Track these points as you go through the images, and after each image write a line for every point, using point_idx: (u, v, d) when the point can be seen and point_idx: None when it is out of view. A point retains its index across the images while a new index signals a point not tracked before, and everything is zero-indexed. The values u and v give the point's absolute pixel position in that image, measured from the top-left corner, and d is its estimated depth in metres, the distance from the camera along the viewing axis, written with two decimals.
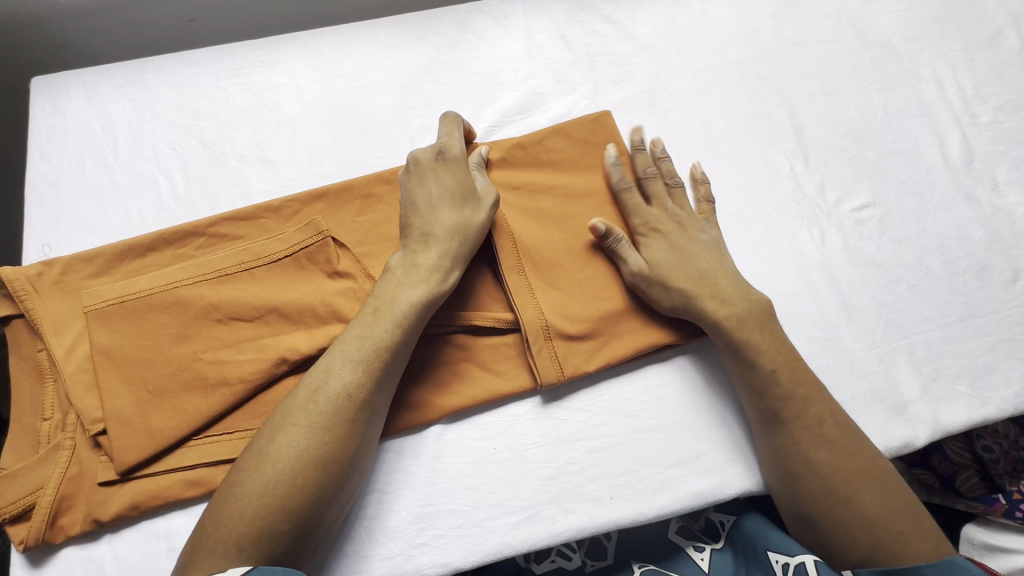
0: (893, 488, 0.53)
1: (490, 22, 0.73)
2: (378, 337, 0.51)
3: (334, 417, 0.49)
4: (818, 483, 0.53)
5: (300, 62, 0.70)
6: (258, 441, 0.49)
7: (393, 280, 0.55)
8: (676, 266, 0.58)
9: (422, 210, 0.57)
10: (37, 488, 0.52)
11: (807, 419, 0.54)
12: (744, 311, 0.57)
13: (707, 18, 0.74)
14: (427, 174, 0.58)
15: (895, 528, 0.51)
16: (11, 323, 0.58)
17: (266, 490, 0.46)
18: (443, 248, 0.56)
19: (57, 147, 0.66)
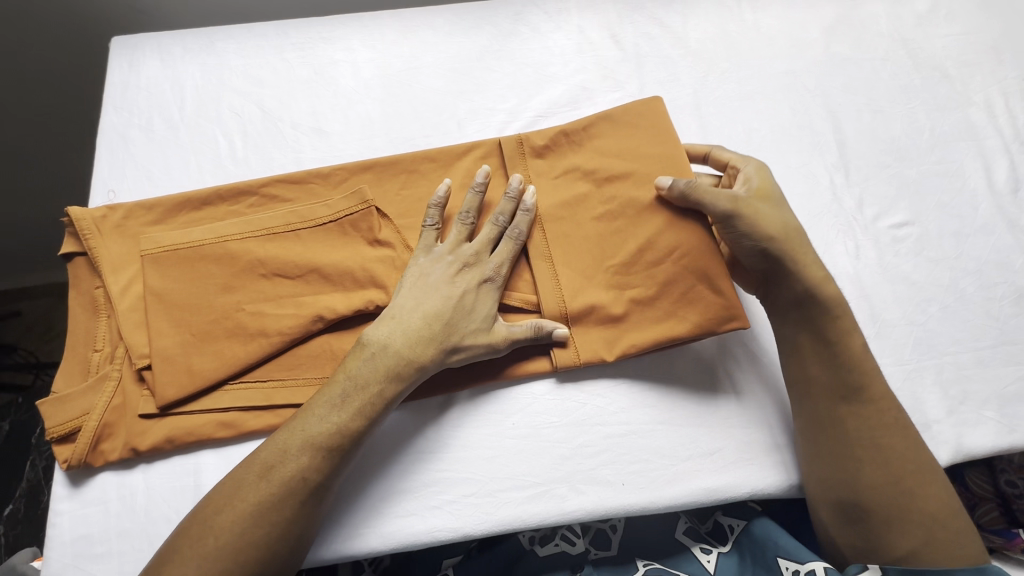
0: (943, 484, 0.53)
1: (544, 16, 0.76)
2: (341, 427, 0.51)
3: (286, 499, 0.48)
4: (882, 467, 0.52)
5: (360, 40, 0.74)
6: (209, 501, 0.48)
7: (372, 365, 0.53)
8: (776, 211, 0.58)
9: (443, 306, 0.56)
10: (84, 413, 0.56)
11: (881, 400, 0.54)
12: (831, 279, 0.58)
13: (758, 28, 0.76)
14: (470, 272, 0.58)
15: (948, 524, 0.51)
16: (74, 259, 0.62)
17: (217, 556, 0.45)
18: (427, 349, 0.55)
19: (130, 102, 0.70)
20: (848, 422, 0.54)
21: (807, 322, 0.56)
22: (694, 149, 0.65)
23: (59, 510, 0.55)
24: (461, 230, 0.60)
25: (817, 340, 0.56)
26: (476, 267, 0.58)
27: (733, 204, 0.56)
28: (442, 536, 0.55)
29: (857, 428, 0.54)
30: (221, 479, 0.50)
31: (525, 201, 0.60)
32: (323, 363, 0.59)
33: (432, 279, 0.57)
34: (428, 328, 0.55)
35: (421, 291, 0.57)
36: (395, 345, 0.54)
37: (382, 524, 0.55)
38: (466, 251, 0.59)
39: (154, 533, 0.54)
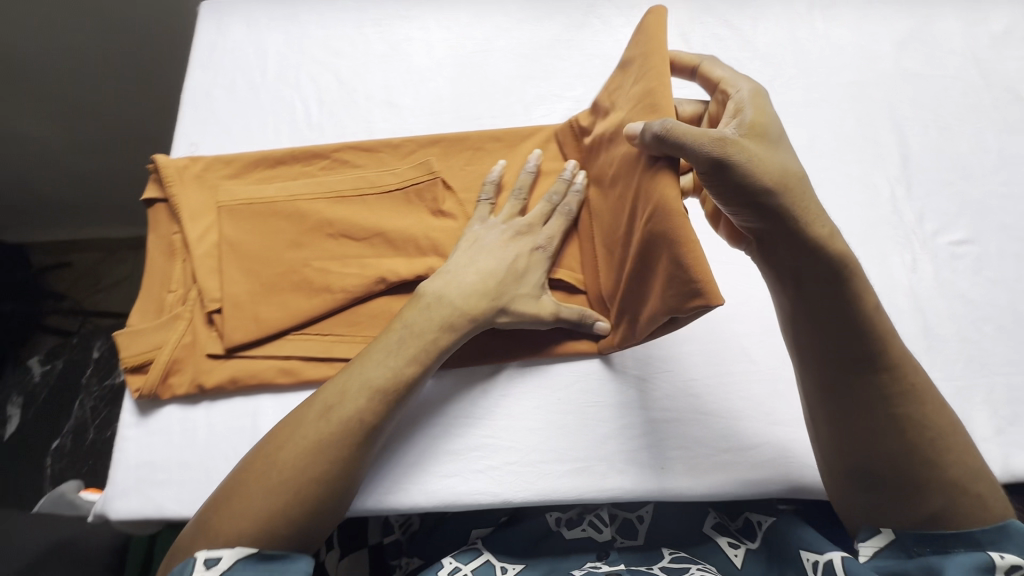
0: (971, 451, 0.50)
1: (616, 11, 0.77)
2: (398, 373, 0.53)
3: (343, 439, 0.50)
4: (898, 441, 0.48)
5: (435, 21, 0.76)
6: (272, 439, 0.51)
7: (427, 316, 0.55)
8: (777, 149, 0.46)
9: (497, 266, 0.58)
10: (157, 347, 0.59)
11: (900, 368, 0.49)
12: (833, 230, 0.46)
13: (828, 37, 0.76)
14: (522, 239, 0.60)
15: (975, 489, 0.48)
16: (154, 205, 0.66)
17: (280, 488, 0.47)
18: (480, 306, 0.56)
19: (215, 63, 0.74)
20: (861, 397, 0.49)
21: (809, 286, 0.48)
22: (682, 59, 0.57)
23: (127, 436, 0.58)
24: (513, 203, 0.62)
25: (831, 310, 0.47)
26: (528, 236, 0.60)
27: (721, 145, 0.43)
28: (483, 499, 0.56)
29: (865, 404, 0.49)
30: (281, 420, 0.53)
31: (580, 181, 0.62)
32: (380, 323, 0.61)
33: (484, 244, 0.59)
34: (483, 285, 0.57)
35: (476, 252, 0.59)
36: (448, 299, 0.56)
37: (426, 482, 0.57)
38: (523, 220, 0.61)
39: (211, 467, 0.57)
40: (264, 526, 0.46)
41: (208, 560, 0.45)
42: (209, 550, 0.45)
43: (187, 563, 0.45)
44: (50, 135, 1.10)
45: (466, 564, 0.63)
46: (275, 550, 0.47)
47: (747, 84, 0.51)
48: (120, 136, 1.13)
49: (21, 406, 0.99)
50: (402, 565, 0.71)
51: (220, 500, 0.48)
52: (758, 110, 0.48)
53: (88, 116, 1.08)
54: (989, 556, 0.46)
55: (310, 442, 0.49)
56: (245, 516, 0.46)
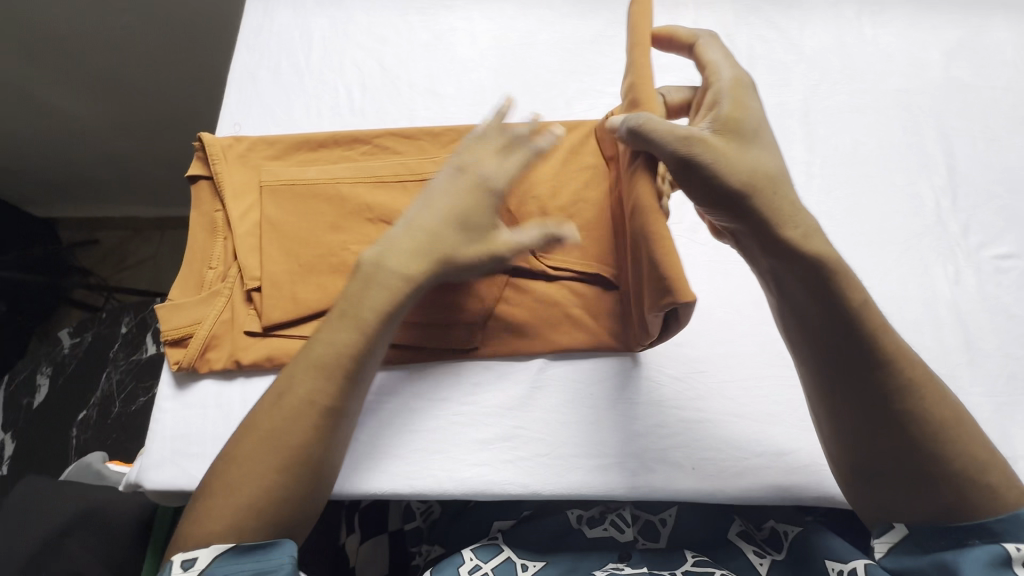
0: (978, 442, 0.47)
1: (661, 8, 0.77)
2: (342, 345, 0.52)
3: (296, 420, 0.50)
4: (894, 438, 0.47)
5: (479, 12, 0.76)
6: (240, 432, 0.51)
7: (372, 283, 0.54)
8: (748, 149, 0.47)
9: (435, 217, 0.55)
10: (195, 322, 0.60)
11: (893, 363, 0.47)
12: (809, 226, 0.47)
13: (876, 43, 0.75)
14: (468, 181, 0.56)
15: (983, 477, 0.46)
16: (198, 182, 0.67)
17: (258, 479, 0.48)
18: (413, 259, 0.54)
19: (261, 45, 0.74)
20: (846, 396, 0.48)
21: (798, 277, 0.47)
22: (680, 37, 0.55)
23: (164, 408, 0.59)
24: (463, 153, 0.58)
25: (814, 305, 0.47)
26: (474, 172, 0.56)
27: (686, 143, 0.45)
28: (511, 490, 0.56)
29: (847, 401, 0.48)
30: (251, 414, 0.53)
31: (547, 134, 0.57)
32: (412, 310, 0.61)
33: (431, 197, 0.57)
34: (414, 243, 0.55)
35: (424, 203, 0.56)
36: (389, 260, 0.54)
37: (456, 469, 0.57)
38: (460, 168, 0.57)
39: None
40: (231, 520, 0.47)
41: (184, 562, 0.46)
42: (186, 552, 0.47)
43: (167, 567, 0.47)
44: (90, 114, 1.12)
45: (485, 562, 0.62)
46: (254, 542, 0.48)
47: (727, 69, 0.51)
48: (155, 116, 1.14)
49: (50, 376, 1.01)
50: (421, 553, 0.71)
51: (197, 498, 0.49)
52: (733, 103, 0.49)
53: (124, 95, 1.09)
54: (1005, 549, 0.44)
55: (266, 434, 0.50)
56: (214, 510, 0.48)
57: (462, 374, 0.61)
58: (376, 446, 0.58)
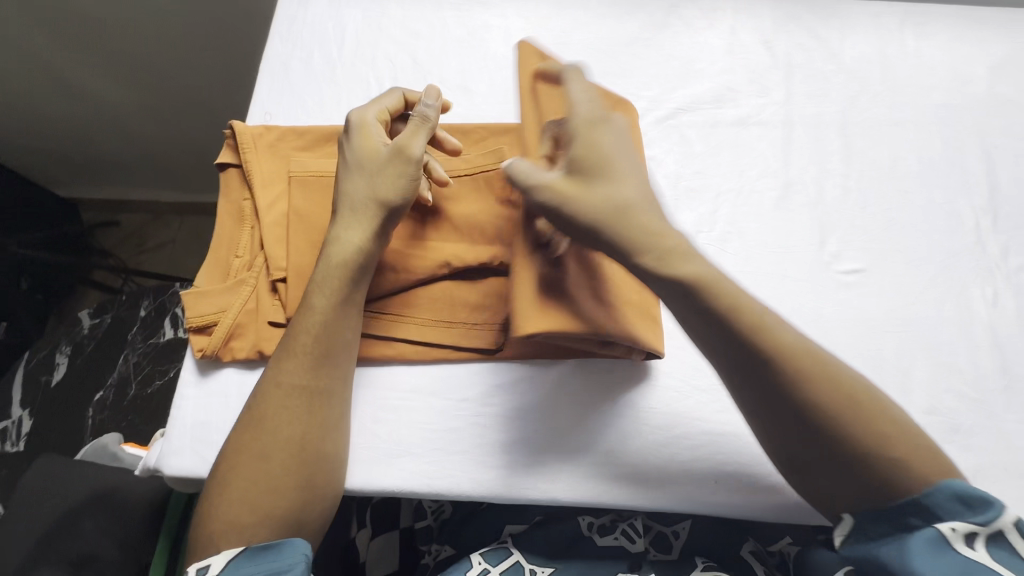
0: (881, 416, 0.45)
1: (698, 13, 0.76)
2: (308, 330, 0.53)
3: (274, 411, 0.51)
4: (807, 439, 0.45)
5: (514, 9, 0.75)
6: (231, 436, 0.52)
7: (326, 260, 0.55)
8: (600, 182, 0.49)
9: (366, 183, 0.57)
10: (221, 310, 0.60)
11: (779, 363, 0.45)
12: (673, 246, 0.48)
13: (919, 56, 0.73)
14: (360, 143, 0.58)
15: (887, 451, 0.43)
16: (227, 169, 0.66)
17: (252, 480, 0.49)
18: (364, 219, 0.56)
19: (294, 35, 0.74)
20: (740, 394, 0.48)
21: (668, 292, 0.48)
22: None
23: (186, 394, 0.59)
24: (359, 114, 0.59)
25: (694, 313, 0.48)
26: (371, 134, 0.58)
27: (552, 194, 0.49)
28: (529, 495, 0.56)
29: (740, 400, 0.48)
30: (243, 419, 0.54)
31: (423, 99, 0.59)
32: (439, 308, 0.61)
33: (346, 163, 0.58)
34: (358, 209, 0.56)
35: (349, 175, 0.58)
36: (340, 234, 0.56)
37: (475, 472, 0.56)
38: (351, 129, 0.59)
39: None
40: (231, 518, 0.48)
41: (198, 571, 0.46)
42: (200, 561, 0.47)
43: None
44: (120, 98, 1.13)
45: (494, 566, 0.61)
46: (263, 543, 0.48)
47: (585, 99, 0.52)
48: (183, 102, 1.15)
49: (68, 355, 1.02)
50: (430, 553, 0.69)
51: (206, 501, 0.50)
52: (588, 132, 0.50)
53: (154, 81, 1.10)
54: (940, 530, 0.42)
55: (254, 426, 0.51)
56: (217, 510, 0.48)
57: (484, 375, 0.60)
58: (396, 445, 0.57)
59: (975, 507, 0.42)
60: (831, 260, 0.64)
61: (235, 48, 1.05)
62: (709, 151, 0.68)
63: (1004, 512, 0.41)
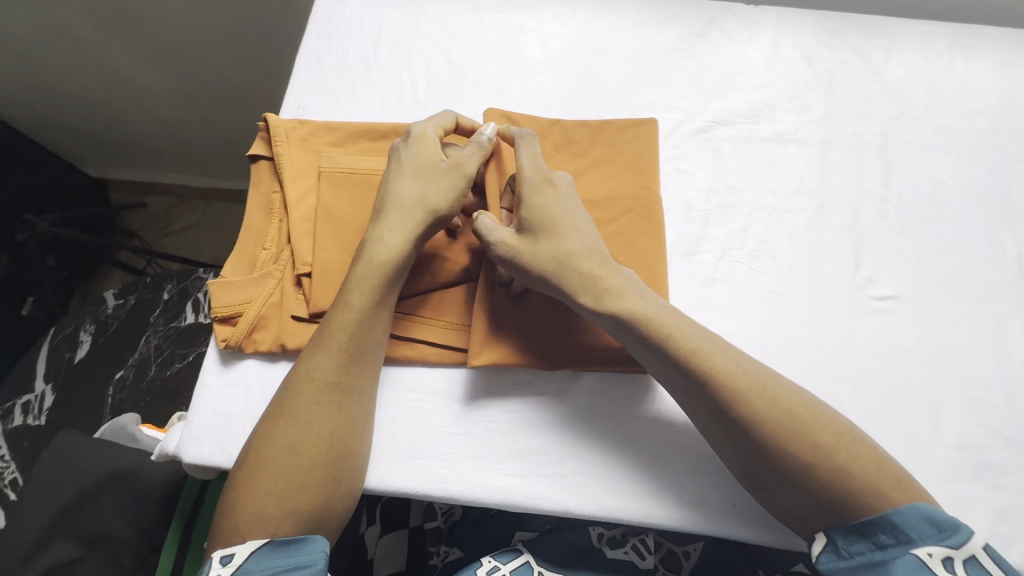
0: (825, 426, 0.47)
1: (739, 24, 0.74)
2: (343, 327, 0.53)
3: (305, 407, 0.51)
4: (760, 462, 0.47)
5: (551, 13, 0.75)
6: (257, 430, 0.52)
7: (365, 258, 0.55)
8: (545, 237, 0.54)
9: (417, 188, 0.57)
10: (246, 301, 0.60)
11: (727, 386, 0.48)
12: (621, 285, 0.53)
13: (967, 78, 0.71)
14: (416, 150, 0.59)
15: (835, 461, 0.45)
16: (258, 161, 0.67)
17: (278, 475, 0.49)
18: (407, 222, 0.56)
19: (332, 30, 0.74)
20: (691, 414, 0.52)
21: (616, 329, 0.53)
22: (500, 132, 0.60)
23: (208, 383, 0.60)
24: (420, 125, 0.60)
25: (637, 345, 0.52)
26: (427, 144, 0.59)
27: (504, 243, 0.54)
28: (545, 506, 0.55)
29: (696, 422, 0.52)
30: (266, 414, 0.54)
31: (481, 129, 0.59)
32: (460, 311, 0.61)
33: (397, 165, 0.59)
34: (405, 212, 0.56)
35: (399, 177, 0.58)
36: (382, 234, 0.56)
37: (491, 478, 0.55)
38: (409, 137, 0.60)
39: None
40: (255, 508, 0.48)
41: (223, 558, 0.46)
42: (224, 548, 0.47)
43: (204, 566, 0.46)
44: (154, 83, 1.15)
45: (505, 564, 0.59)
46: (286, 538, 0.48)
47: (530, 163, 0.57)
48: (215, 91, 1.16)
49: (92, 334, 1.04)
50: (439, 555, 0.69)
51: (229, 494, 0.50)
52: (533, 194, 0.55)
53: (189, 69, 1.11)
54: (916, 555, 0.41)
55: (283, 419, 0.51)
56: (243, 500, 0.48)
57: (504, 382, 0.60)
58: (413, 446, 0.57)
59: (945, 530, 0.42)
60: (864, 285, 0.62)
61: (269, 40, 1.06)
62: (743, 167, 0.67)
63: (972, 537, 0.42)
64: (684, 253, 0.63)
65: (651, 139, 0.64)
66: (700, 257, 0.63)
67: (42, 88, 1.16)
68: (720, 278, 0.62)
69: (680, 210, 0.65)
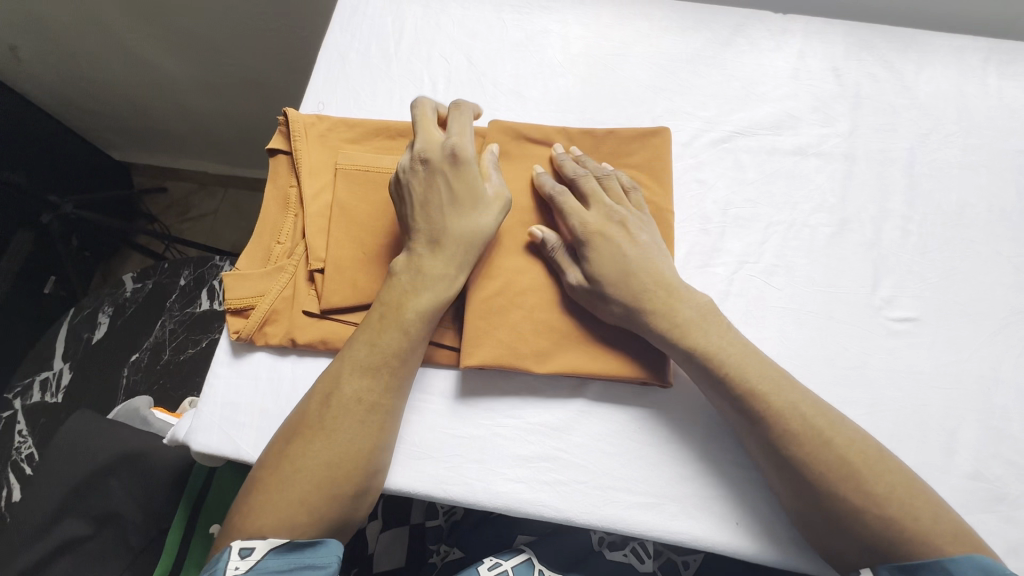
0: (878, 474, 0.47)
1: (766, 33, 0.73)
2: (387, 345, 0.54)
3: (343, 421, 0.51)
4: (828, 502, 0.47)
5: (574, 16, 0.74)
6: (288, 437, 0.51)
7: (415, 277, 0.56)
8: (631, 270, 0.56)
9: (451, 213, 0.57)
10: (259, 294, 0.61)
11: (795, 428, 0.49)
12: (690, 318, 0.54)
13: (1001, 96, 0.69)
14: (447, 167, 0.58)
15: (865, 486, 0.46)
16: (276, 155, 0.67)
17: (314, 486, 0.48)
18: (449, 250, 0.57)
19: (354, 27, 0.75)
20: (747, 445, 0.53)
21: (689, 361, 0.54)
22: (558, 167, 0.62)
23: (218, 373, 0.61)
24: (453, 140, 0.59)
25: (702, 379, 0.53)
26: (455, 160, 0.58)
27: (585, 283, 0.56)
28: (545, 512, 0.55)
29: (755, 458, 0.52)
30: (287, 422, 0.53)
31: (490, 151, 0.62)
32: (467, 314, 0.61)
33: (428, 185, 0.58)
34: (444, 241, 0.57)
35: (434, 199, 0.58)
36: (429, 259, 0.57)
37: (493, 483, 0.55)
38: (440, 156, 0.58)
39: None
40: (284, 514, 0.47)
41: (241, 550, 0.46)
42: (243, 540, 0.47)
43: (222, 555, 0.46)
44: (182, 73, 1.17)
45: (506, 560, 0.58)
46: (306, 539, 0.48)
47: (604, 207, 0.59)
48: (241, 83, 1.18)
49: (110, 316, 1.05)
50: (439, 553, 0.70)
51: (246, 496, 0.49)
52: (620, 233, 0.58)
53: (216, 61, 1.13)
54: None
55: (320, 432, 0.51)
56: (267, 507, 0.48)
57: (515, 388, 0.59)
58: (417, 447, 0.57)
59: None
60: (882, 305, 0.61)
61: (295, 34, 1.07)
62: (763, 179, 0.66)
63: None
64: (698, 264, 0.62)
65: (665, 150, 0.64)
66: (714, 270, 0.62)
67: (69, 72, 1.18)
68: (733, 293, 0.61)
69: (696, 220, 0.64)
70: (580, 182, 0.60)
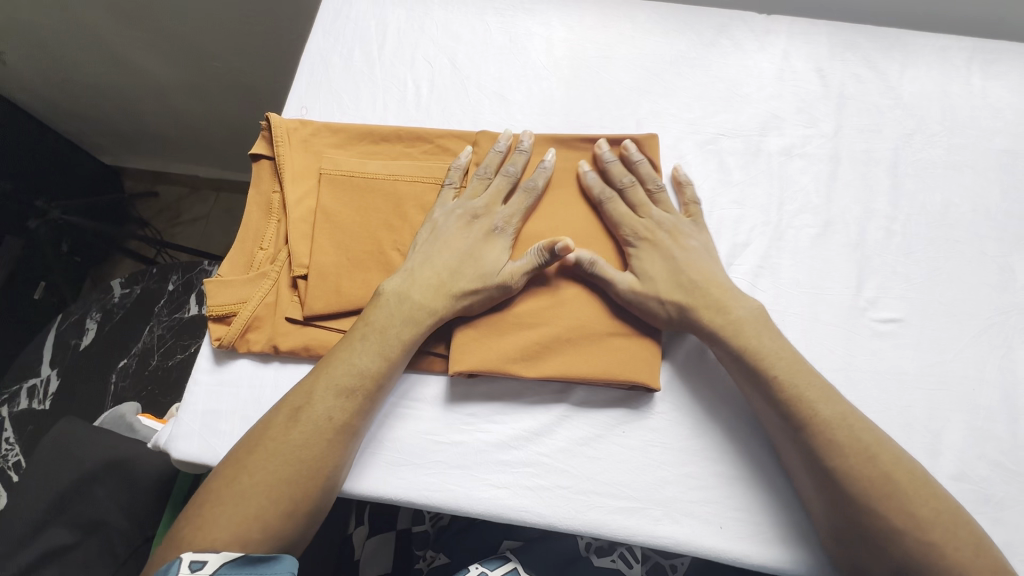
0: (923, 496, 0.47)
1: (750, 34, 0.73)
2: (366, 366, 0.54)
3: (311, 437, 0.50)
4: (864, 517, 0.47)
5: (559, 18, 0.74)
6: (251, 445, 0.51)
7: (399, 303, 0.56)
8: (681, 273, 0.58)
9: (454, 257, 0.58)
10: (241, 301, 0.61)
11: (840, 442, 0.49)
12: (742, 318, 0.55)
13: (985, 96, 0.69)
14: (478, 222, 0.61)
15: (909, 507, 0.46)
16: (259, 161, 0.67)
17: (272, 496, 0.48)
18: (441, 288, 0.57)
19: (337, 31, 0.74)
20: (786, 457, 0.53)
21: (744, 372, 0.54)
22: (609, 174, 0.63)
23: (200, 380, 0.60)
24: (489, 200, 0.61)
25: (755, 392, 0.54)
26: (485, 217, 0.61)
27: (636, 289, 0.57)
28: (528, 518, 0.54)
29: (795, 472, 0.52)
30: (252, 430, 0.53)
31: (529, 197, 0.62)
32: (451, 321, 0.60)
33: (446, 235, 0.60)
34: (440, 280, 0.57)
35: (448, 244, 0.59)
36: (416, 288, 0.57)
37: (475, 489, 0.55)
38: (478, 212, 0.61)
39: None
40: (237, 528, 0.46)
41: (191, 563, 0.43)
42: (195, 553, 0.44)
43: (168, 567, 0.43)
44: (170, 78, 1.17)
45: (493, 570, 0.57)
46: (259, 554, 0.45)
47: (657, 216, 0.61)
48: (229, 87, 1.18)
49: (98, 321, 1.05)
50: (425, 559, 0.69)
51: (202, 500, 0.48)
52: (672, 240, 0.60)
53: (202, 64, 1.13)
54: None
55: (287, 446, 0.50)
56: (218, 511, 0.47)
57: (496, 393, 0.59)
58: (397, 453, 0.57)
59: None
60: (866, 307, 0.61)
61: (281, 37, 1.06)
62: (747, 181, 0.66)
63: None
64: None
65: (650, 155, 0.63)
66: None
67: (60, 79, 1.18)
68: None
69: None
70: (631, 193, 0.62)
